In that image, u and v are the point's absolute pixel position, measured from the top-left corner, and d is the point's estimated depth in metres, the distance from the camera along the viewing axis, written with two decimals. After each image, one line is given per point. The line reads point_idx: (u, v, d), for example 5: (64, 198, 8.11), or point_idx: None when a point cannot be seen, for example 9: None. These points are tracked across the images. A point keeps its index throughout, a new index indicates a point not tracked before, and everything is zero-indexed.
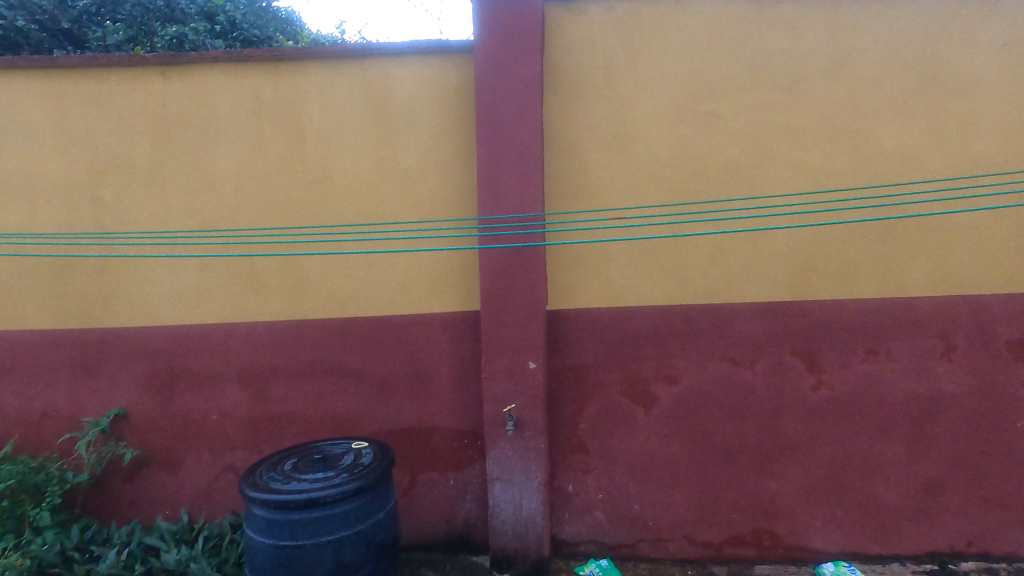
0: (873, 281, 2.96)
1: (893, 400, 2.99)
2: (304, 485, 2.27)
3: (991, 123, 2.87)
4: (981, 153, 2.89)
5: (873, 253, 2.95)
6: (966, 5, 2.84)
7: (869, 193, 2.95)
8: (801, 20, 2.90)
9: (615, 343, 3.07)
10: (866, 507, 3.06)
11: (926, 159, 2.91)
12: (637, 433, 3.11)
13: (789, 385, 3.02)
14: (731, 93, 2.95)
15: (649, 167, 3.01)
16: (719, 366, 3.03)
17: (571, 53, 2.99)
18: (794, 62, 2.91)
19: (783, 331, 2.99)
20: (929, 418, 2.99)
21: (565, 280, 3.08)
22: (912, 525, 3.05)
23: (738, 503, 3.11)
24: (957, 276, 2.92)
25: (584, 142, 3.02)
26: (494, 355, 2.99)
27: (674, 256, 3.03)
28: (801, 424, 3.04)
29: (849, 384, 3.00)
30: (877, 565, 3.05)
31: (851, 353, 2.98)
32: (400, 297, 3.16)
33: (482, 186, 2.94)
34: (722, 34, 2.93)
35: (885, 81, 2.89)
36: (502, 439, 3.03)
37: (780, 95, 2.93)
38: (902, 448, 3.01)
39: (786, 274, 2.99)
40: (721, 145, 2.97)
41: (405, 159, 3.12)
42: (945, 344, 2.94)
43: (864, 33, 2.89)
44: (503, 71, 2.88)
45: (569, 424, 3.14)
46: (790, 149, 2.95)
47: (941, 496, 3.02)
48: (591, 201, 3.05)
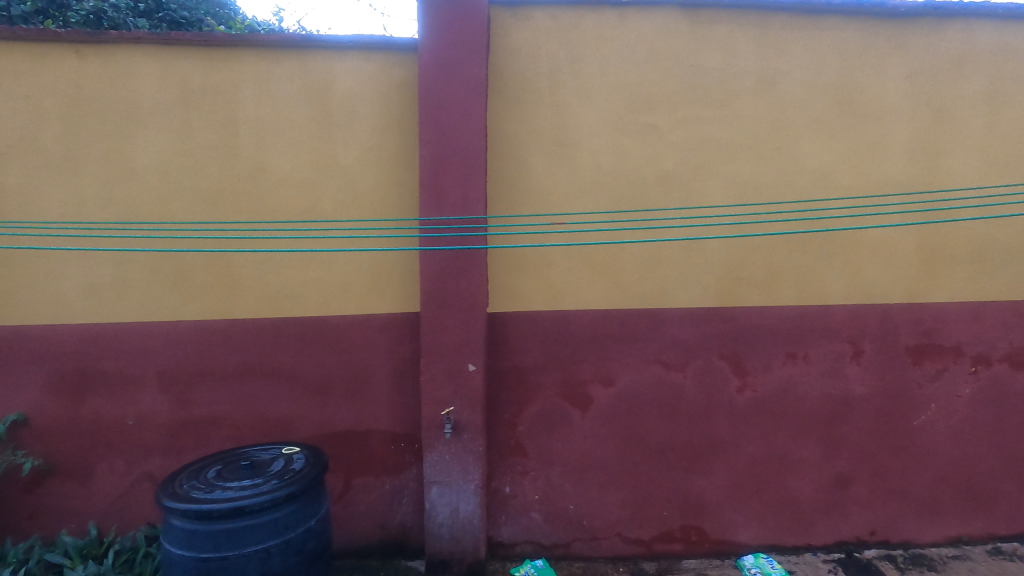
0: (794, 290, 3.16)
1: (810, 401, 3.20)
2: (229, 493, 2.17)
3: (896, 147, 3.14)
4: (887, 174, 3.15)
5: (794, 264, 3.15)
6: (877, 37, 3.09)
7: (791, 207, 3.14)
8: (733, 40, 3.06)
9: (554, 345, 3.11)
10: (784, 502, 3.26)
11: (841, 177, 3.14)
12: (573, 434, 3.17)
13: (716, 387, 3.17)
14: (669, 107, 3.07)
15: (590, 174, 3.08)
16: (652, 368, 3.14)
17: (516, 59, 3.02)
18: (726, 81, 3.07)
19: (712, 335, 3.14)
20: (840, 417, 3.22)
21: (505, 283, 3.09)
22: (824, 517, 3.27)
23: (667, 500, 3.23)
24: (866, 286, 3.17)
25: (527, 147, 3.05)
26: (434, 357, 2.97)
27: (612, 261, 3.11)
28: (727, 423, 3.20)
29: (771, 386, 3.18)
30: (792, 555, 3.25)
31: (773, 357, 3.16)
32: (337, 297, 3.08)
33: (425, 187, 2.91)
34: (661, 49, 3.04)
35: (807, 104, 3.10)
36: (439, 441, 3.01)
37: (713, 111, 3.08)
38: (815, 446, 3.23)
39: (715, 281, 3.14)
40: (659, 156, 3.08)
41: (345, 156, 3.03)
42: (855, 348, 3.18)
43: (789, 56, 3.07)
44: (447, 72, 2.86)
45: (508, 426, 3.16)
46: (721, 162, 3.10)
47: (848, 489, 3.26)
48: (532, 204, 3.08)
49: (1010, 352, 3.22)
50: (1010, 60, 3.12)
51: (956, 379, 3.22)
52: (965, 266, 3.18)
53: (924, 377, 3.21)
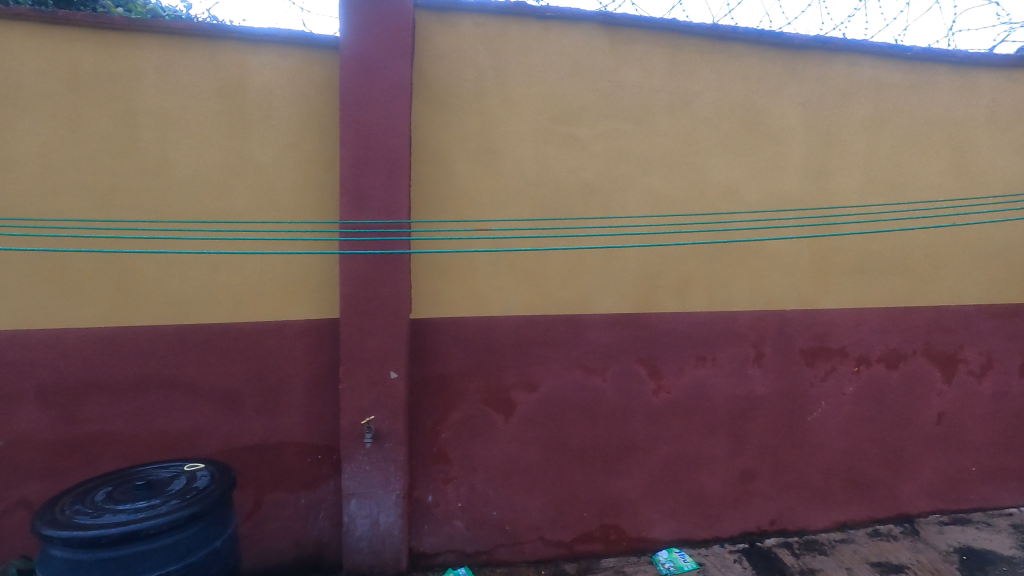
0: (704, 298, 3.35)
1: (718, 401, 3.40)
2: (121, 517, 1.98)
3: (792, 166, 3.43)
4: (785, 191, 3.43)
5: (704, 273, 3.35)
6: (776, 65, 3.36)
7: (702, 219, 3.34)
8: (650, 59, 3.21)
9: (478, 352, 3.11)
10: (695, 497, 3.44)
11: (746, 193, 3.38)
12: (497, 440, 3.18)
13: (633, 390, 3.30)
14: (590, 120, 3.17)
15: (515, 182, 3.12)
16: (574, 373, 3.22)
17: (441, 64, 3.00)
18: (643, 97, 3.22)
19: (630, 340, 3.27)
20: (744, 416, 3.45)
21: (429, 289, 3.06)
22: (730, 510, 3.49)
23: (587, 501, 3.31)
24: (767, 294, 3.43)
25: (452, 153, 3.04)
26: (354, 365, 2.88)
27: (536, 268, 3.16)
28: (643, 424, 3.33)
29: (683, 388, 3.35)
30: (702, 548, 3.44)
31: (686, 360, 3.34)
32: (250, 302, 2.91)
33: (346, 190, 2.82)
34: (583, 64, 3.14)
35: (716, 123, 3.31)
36: (359, 452, 2.92)
37: (632, 126, 3.21)
38: (723, 444, 3.44)
39: (633, 289, 3.27)
40: (580, 167, 3.18)
41: (259, 154, 2.89)
42: (757, 351, 3.42)
43: (700, 78, 3.27)
44: (370, 73, 2.80)
45: (431, 434, 3.12)
46: (639, 175, 3.24)
47: (752, 483, 3.50)
48: (457, 211, 3.07)
49: (886, 353, 3.59)
50: (886, 93, 3.50)
51: (843, 378, 3.54)
52: (849, 276, 3.52)
53: (816, 377, 3.51)
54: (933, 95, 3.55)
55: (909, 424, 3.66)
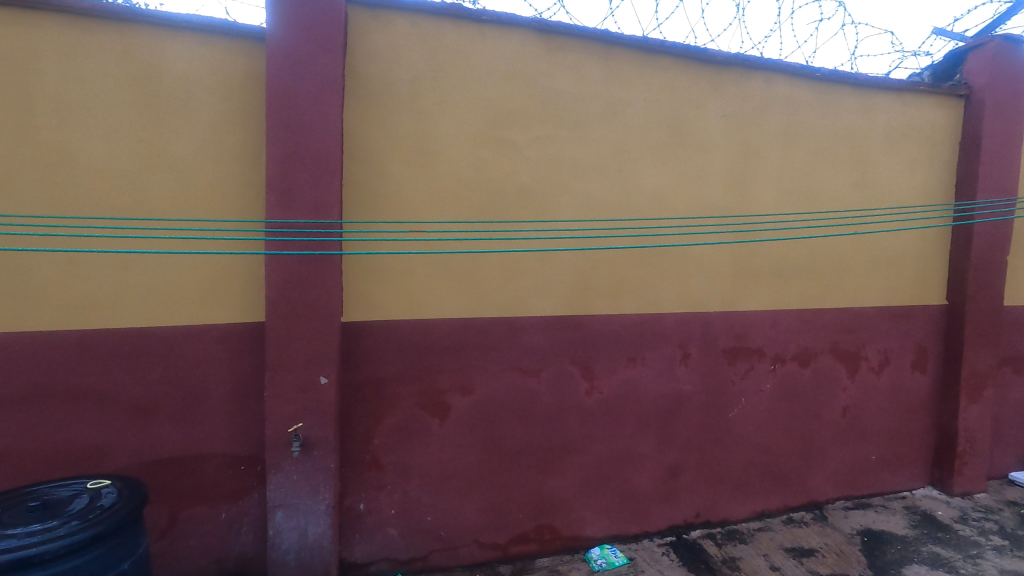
0: (634, 300, 3.47)
1: (647, 400, 3.53)
2: (10, 541, 1.78)
3: (715, 175, 3.61)
4: (709, 199, 3.61)
5: (634, 276, 3.46)
6: (701, 79, 3.53)
7: (632, 224, 3.45)
8: (583, 67, 3.29)
9: (412, 355, 3.07)
10: (626, 494, 3.54)
11: (673, 200, 3.53)
12: (431, 444, 3.15)
13: (567, 391, 3.36)
14: (525, 124, 3.21)
15: (450, 184, 3.10)
16: (509, 375, 3.24)
17: (374, 62, 2.94)
18: (576, 104, 3.29)
19: (564, 342, 3.32)
20: (671, 414, 3.59)
21: (361, 291, 2.98)
22: (659, 505, 3.62)
23: (522, 502, 3.34)
24: (692, 296, 3.60)
25: (386, 153, 2.99)
26: (281, 370, 2.76)
27: (472, 270, 3.16)
28: (577, 424, 3.40)
29: (614, 388, 3.45)
30: (632, 543, 3.55)
31: (617, 361, 3.44)
32: (165, 305, 2.73)
33: (272, 188, 2.70)
34: (519, 69, 3.17)
35: (645, 132, 3.44)
36: (286, 461, 2.79)
37: (566, 132, 3.28)
38: (652, 441, 3.57)
39: (567, 291, 3.33)
40: (516, 171, 3.20)
41: (176, 147, 2.71)
42: (683, 351, 3.58)
43: (631, 87, 3.39)
44: (299, 67, 2.70)
45: (362, 440, 3.03)
46: (572, 180, 3.31)
47: (678, 478, 3.65)
48: (391, 212, 3.02)
49: (799, 352, 3.85)
50: (799, 110, 3.76)
51: (761, 375, 3.77)
52: (766, 280, 3.76)
53: (736, 375, 3.71)
54: (838, 113, 3.85)
55: (819, 417, 3.94)
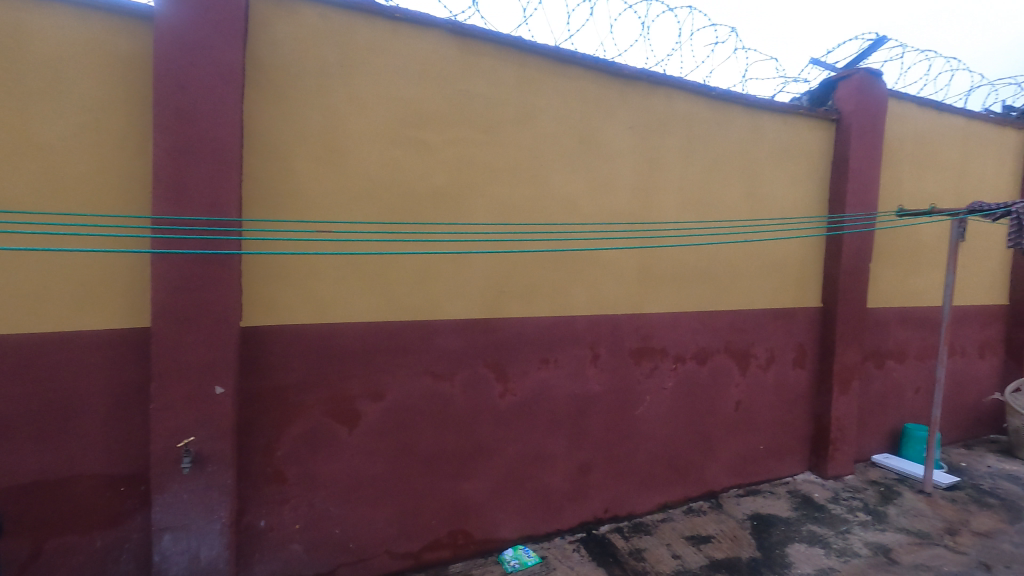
0: (546, 303, 3.54)
1: (559, 401, 3.61)
2: None
3: (623, 183, 3.78)
4: (616, 206, 3.77)
5: (547, 280, 3.53)
6: (609, 90, 3.68)
7: (544, 228, 3.52)
8: (497, 72, 3.32)
9: (319, 361, 2.93)
10: (539, 494, 3.60)
11: (583, 206, 3.65)
12: (339, 453, 3.02)
13: (481, 394, 3.36)
14: (439, 125, 3.18)
15: (361, 183, 3.00)
16: (422, 379, 3.18)
17: (279, 51, 2.79)
18: (490, 108, 3.31)
19: (478, 345, 3.32)
20: (582, 413, 3.70)
21: (263, 294, 2.81)
22: (570, 503, 3.71)
23: (435, 508, 3.29)
24: (601, 300, 3.73)
25: (291, 149, 2.84)
26: (170, 380, 2.53)
27: (384, 272, 3.07)
28: (490, 427, 3.40)
29: (527, 390, 3.49)
30: (545, 542, 3.61)
31: (530, 362, 3.49)
32: (27, 310, 2.40)
33: (161, 181, 2.48)
34: (433, 69, 3.14)
35: (558, 139, 3.53)
36: (175, 479, 2.56)
37: (480, 135, 3.29)
38: (563, 440, 3.65)
39: (481, 294, 3.34)
40: (429, 172, 3.17)
41: (42, 132, 2.41)
42: (593, 352, 3.70)
43: (544, 94, 3.46)
44: (193, 51, 2.49)
45: (264, 452, 2.85)
46: (486, 183, 3.33)
47: (589, 475, 3.77)
48: (296, 210, 2.87)
49: (698, 351, 4.11)
50: (697, 125, 4.03)
51: (664, 374, 3.98)
52: (668, 284, 3.98)
53: (642, 374, 3.90)
54: (731, 130, 4.17)
55: (715, 412, 4.23)
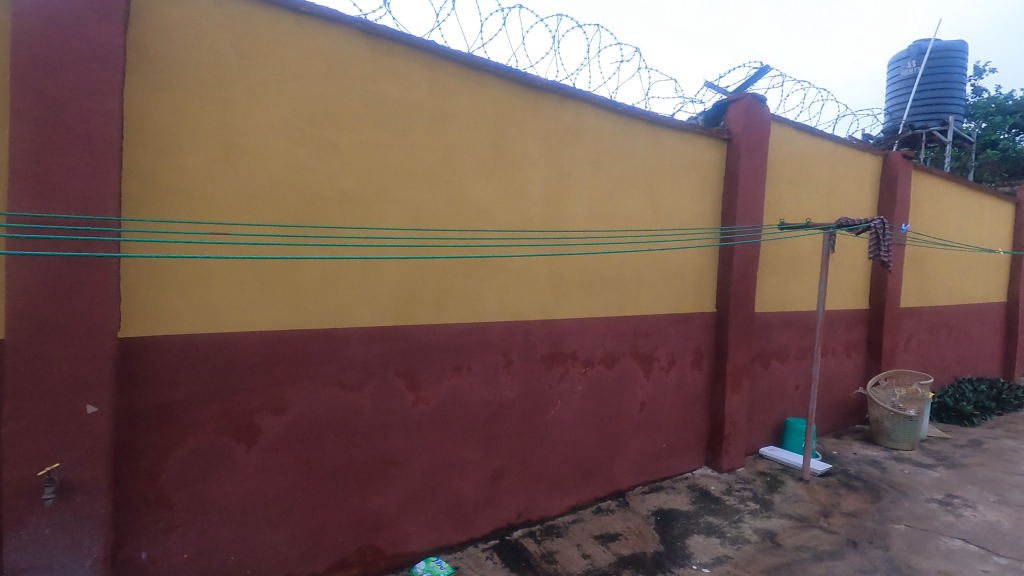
0: (459, 310, 3.51)
1: (472, 408, 3.59)
2: None
3: (534, 192, 3.85)
4: (528, 213, 3.83)
5: (459, 286, 3.51)
6: (521, 100, 3.74)
7: (457, 234, 3.50)
8: (410, 75, 3.26)
9: (212, 374, 2.70)
10: (452, 503, 3.55)
11: (496, 213, 3.67)
12: (236, 472, 2.80)
13: (392, 404, 3.26)
14: (348, 126, 3.06)
15: (261, 183, 2.82)
16: (328, 391, 3.03)
17: (167, 36, 2.56)
18: (402, 112, 3.24)
19: (388, 353, 3.23)
20: (495, 419, 3.70)
21: (146, 302, 2.55)
22: (483, 510, 3.70)
23: (343, 525, 3.14)
24: (514, 306, 3.77)
25: (181, 144, 2.61)
26: (29, 400, 2.21)
27: (286, 278, 2.90)
28: (401, 437, 3.31)
29: (440, 398, 3.44)
30: (457, 551, 3.57)
31: (442, 370, 3.44)
32: None
33: (20, 172, 2.18)
34: (341, 67, 3.03)
35: (471, 145, 3.53)
36: (35, 512, 2.24)
37: (391, 138, 3.21)
38: (476, 447, 3.63)
39: (392, 301, 3.25)
40: (337, 174, 3.04)
41: None
42: (506, 358, 3.72)
43: (457, 100, 3.45)
44: (62, 27, 2.22)
45: (146, 476, 2.58)
46: (397, 188, 3.25)
47: (502, 481, 3.77)
48: (186, 210, 2.64)
49: (606, 355, 4.27)
50: (604, 138, 4.20)
51: (574, 378, 4.09)
52: (577, 291, 4.10)
53: (554, 378, 3.98)
54: (636, 144, 4.39)
55: (622, 413, 4.41)
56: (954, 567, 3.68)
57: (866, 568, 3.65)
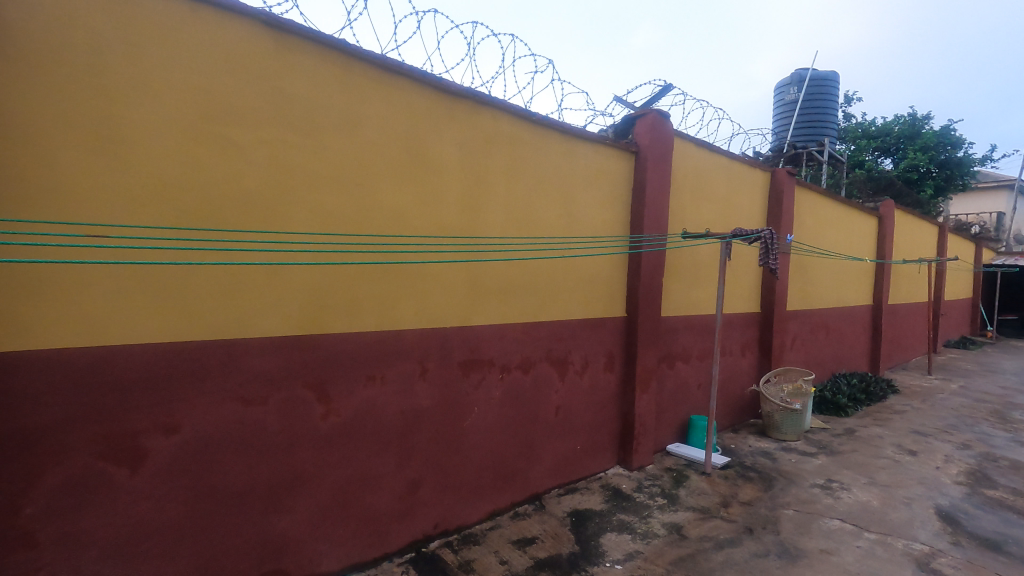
0: (372, 318, 3.40)
1: (387, 418, 3.48)
2: None
3: (450, 198, 3.82)
4: (444, 219, 3.79)
5: (373, 293, 3.40)
6: (437, 104, 3.71)
7: (370, 240, 3.40)
8: (319, 73, 3.13)
9: (89, 393, 2.42)
10: (365, 519, 3.42)
11: (410, 218, 3.60)
12: (118, 501, 2.52)
13: (299, 418, 3.09)
14: (250, 124, 2.88)
15: (148, 181, 2.58)
16: (227, 407, 2.82)
17: (34, 14, 2.27)
18: (310, 111, 3.10)
19: (295, 364, 3.06)
20: (410, 429, 3.62)
21: (6, 313, 2.23)
22: (398, 524, 3.59)
23: (244, 550, 2.92)
24: (430, 313, 3.71)
25: (50, 135, 2.33)
26: None
27: (179, 286, 2.66)
28: (310, 453, 3.15)
29: (352, 410, 3.31)
30: (371, 568, 3.44)
31: (355, 381, 3.31)
32: None
33: None
34: (243, 61, 2.85)
35: (384, 149, 3.44)
36: None
37: (298, 138, 3.05)
38: (391, 459, 3.53)
39: (299, 309, 3.08)
40: (237, 174, 2.84)
41: None
42: (421, 366, 3.65)
43: (369, 101, 3.35)
44: None
45: (5, 512, 2.25)
46: (305, 190, 3.10)
47: (418, 492, 3.69)
48: (57, 210, 2.36)
49: (522, 360, 4.31)
50: (519, 146, 4.25)
51: (491, 384, 4.09)
52: (494, 297, 4.11)
53: (471, 385, 3.95)
54: (550, 153, 4.49)
55: (538, 417, 4.47)
56: (833, 546, 4.06)
57: (760, 552, 3.94)
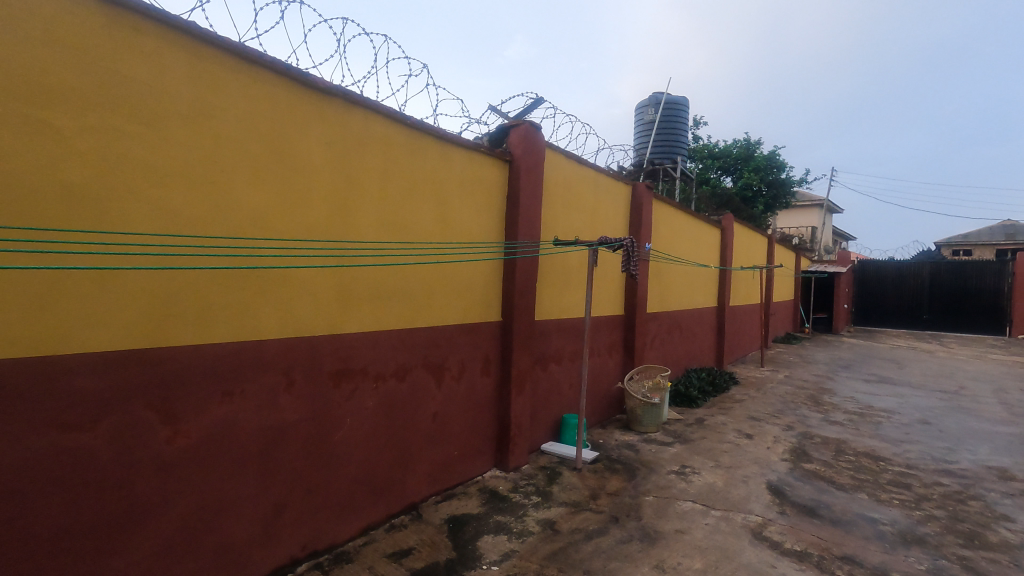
0: (228, 328, 3.11)
1: (246, 436, 3.21)
2: None
3: (317, 200, 3.63)
4: (311, 222, 3.59)
5: (229, 301, 3.12)
6: (302, 100, 3.50)
7: (225, 243, 3.11)
8: (163, 56, 2.81)
9: None
10: (220, 549, 3.11)
11: (272, 220, 3.36)
12: None
13: (137, 443, 2.73)
14: (74, 107, 2.50)
15: None
16: (45, 435, 2.41)
17: None
18: (152, 98, 2.77)
19: (133, 383, 2.70)
20: (274, 446, 3.37)
21: None
22: (260, 550, 3.31)
23: None
24: (296, 322, 3.49)
25: None
26: None
27: None
28: (153, 481, 2.80)
29: (204, 429, 3.00)
30: None
31: (208, 397, 3.01)
32: None
33: None
34: (66, 34, 2.46)
35: (242, 144, 3.17)
36: None
37: (137, 127, 2.72)
38: (251, 481, 3.25)
39: (138, 321, 2.72)
40: (57, 164, 2.45)
41: None
42: (286, 379, 3.42)
43: (224, 92, 3.08)
44: None
45: None
46: (145, 187, 2.75)
47: (282, 514, 3.44)
48: None
49: (396, 368, 4.21)
50: (392, 149, 4.16)
51: (364, 394, 3.95)
52: (366, 304, 3.97)
53: (342, 396, 3.78)
54: (424, 158, 4.45)
55: (414, 426, 4.39)
56: (686, 525, 4.48)
57: (625, 538, 4.23)
